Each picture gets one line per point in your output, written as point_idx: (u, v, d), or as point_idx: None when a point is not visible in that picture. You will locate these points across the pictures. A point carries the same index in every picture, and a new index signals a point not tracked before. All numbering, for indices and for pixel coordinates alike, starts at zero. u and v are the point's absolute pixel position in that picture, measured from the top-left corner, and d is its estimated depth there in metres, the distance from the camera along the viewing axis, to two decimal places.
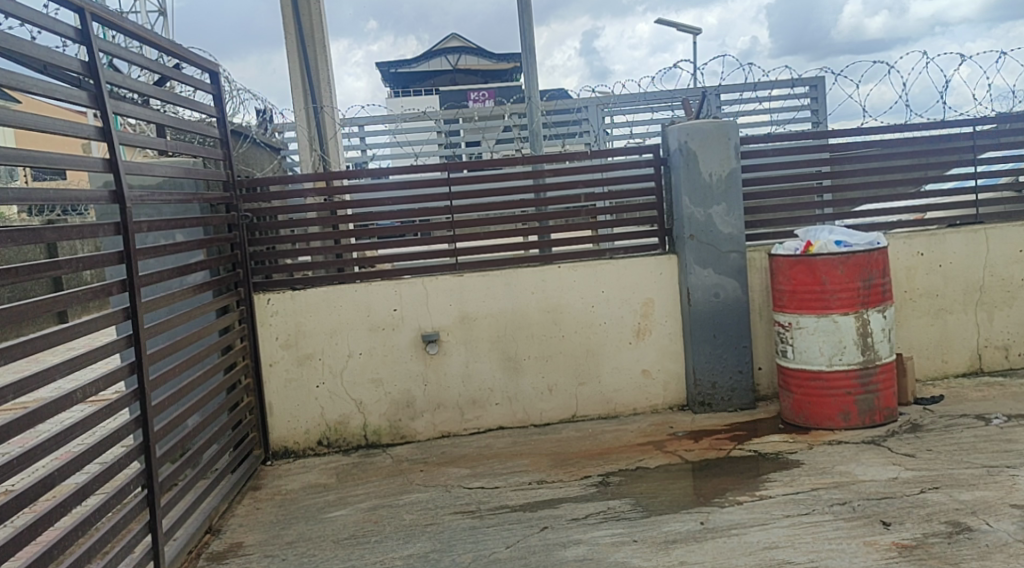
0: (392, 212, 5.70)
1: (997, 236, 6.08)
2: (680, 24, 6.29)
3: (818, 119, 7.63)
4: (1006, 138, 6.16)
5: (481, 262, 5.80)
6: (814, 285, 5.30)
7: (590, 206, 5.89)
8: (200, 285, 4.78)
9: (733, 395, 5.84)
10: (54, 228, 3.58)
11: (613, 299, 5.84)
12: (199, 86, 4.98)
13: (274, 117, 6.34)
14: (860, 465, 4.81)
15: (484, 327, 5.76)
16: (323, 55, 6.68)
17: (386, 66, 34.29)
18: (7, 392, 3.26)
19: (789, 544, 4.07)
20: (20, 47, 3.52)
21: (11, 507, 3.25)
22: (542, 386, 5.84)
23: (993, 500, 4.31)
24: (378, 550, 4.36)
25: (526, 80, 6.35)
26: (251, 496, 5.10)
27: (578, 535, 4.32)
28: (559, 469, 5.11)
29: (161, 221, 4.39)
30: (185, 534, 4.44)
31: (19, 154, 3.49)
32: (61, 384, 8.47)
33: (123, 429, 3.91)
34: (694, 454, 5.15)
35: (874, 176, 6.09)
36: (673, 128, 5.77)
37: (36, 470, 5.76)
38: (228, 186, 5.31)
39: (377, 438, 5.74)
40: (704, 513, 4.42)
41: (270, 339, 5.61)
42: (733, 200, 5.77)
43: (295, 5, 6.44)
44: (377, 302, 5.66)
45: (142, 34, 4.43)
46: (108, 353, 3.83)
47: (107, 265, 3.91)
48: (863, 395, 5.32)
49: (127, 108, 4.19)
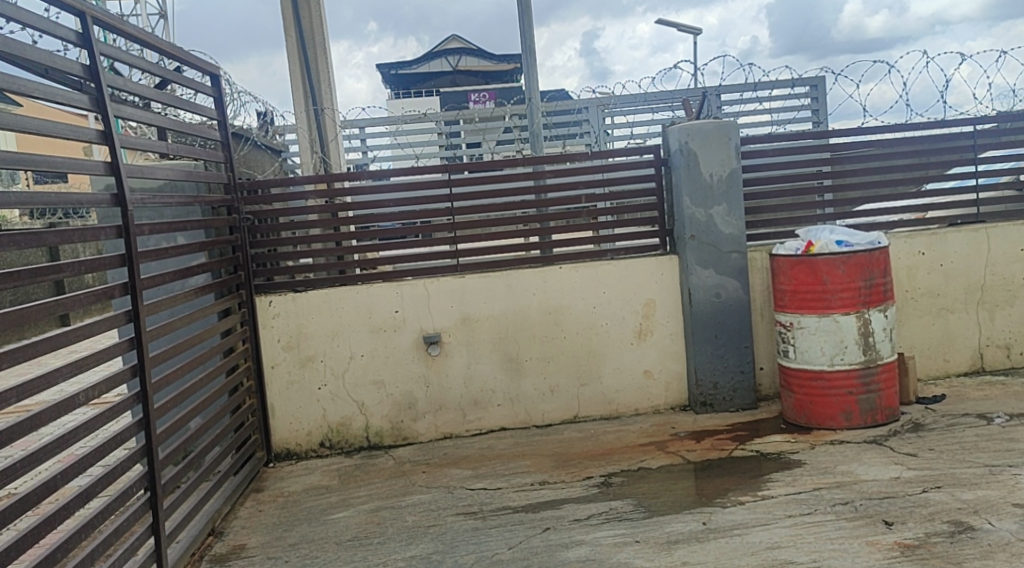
0: (393, 213, 5.69)
1: (998, 235, 6.08)
2: (680, 25, 6.30)
3: (819, 119, 7.63)
4: (1007, 137, 6.16)
5: (483, 264, 5.80)
6: (816, 285, 5.30)
7: (591, 207, 5.89)
8: (201, 288, 4.77)
9: (735, 395, 5.84)
10: (55, 231, 3.58)
11: (614, 300, 5.85)
12: (200, 89, 4.99)
13: (275, 120, 6.31)
14: (861, 465, 4.81)
15: (486, 329, 5.76)
16: (324, 57, 6.69)
17: (386, 67, 34.48)
18: (10, 396, 3.27)
19: (792, 544, 4.08)
20: (20, 51, 3.53)
21: (15, 510, 3.26)
22: (543, 387, 5.84)
23: (995, 499, 4.30)
24: (380, 552, 4.36)
25: (525, 81, 6.35)
26: (254, 498, 5.10)
27: (580, 535, 4.33)
28: (561, 470, 5.11)
29: (162, 224, 4.39)
30: (189, 535, 4.45)
31: (19, 159, 3.49)
32: (65, 387, 8.53)
33: (125, 432, 3.91)
34: (696, 454, 5.15)
35: (875, 176, 6.09)
36: (673, 128, 5.77)
37: (39, 474, 5.79)
38: (229, 188, 5.32)
39: (379, 439, 5.74)
40: (706, 513, 4.43)
41: (272, 342, 5.61)
42: (734, 201, 5.78)
43: (294, 6, 6.45)
44: (378, 304, 5.67)
45: (142, 38, 4.43)
46: (110, 356, 3.84)
47: (109, 269, 3.91)
48: (864, 395, 5.32)
49: (128, 112, 4.20)
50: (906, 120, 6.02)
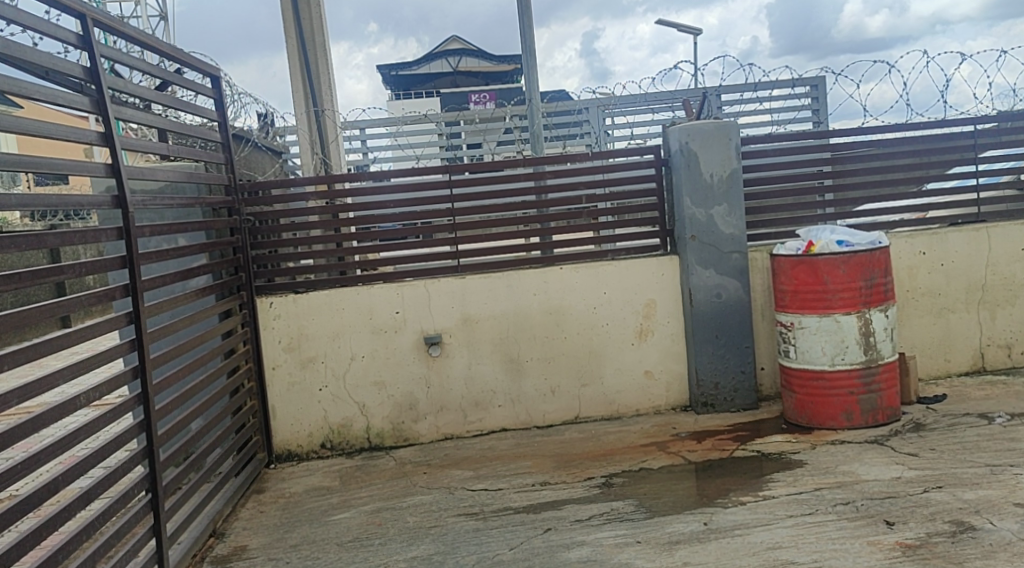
0: (394, 214, 5.68)
1: (999, 234, 6.08)
2: (681, 25, 6.30)
3: (819, 119, 7.63)
4: (1007, 137, 6.16)
5: (484, 265, 5.80)
6: (816, 285, 5.30)
7: (591, 207, 5.89)
8: (203, 289, 4.78)
9: (736, 395, 5.84)
10: (56, 233, 3.59)
11: (615, 300, 5.85)
12: (200, 91, 4.99)
13: (275, 121, 6.30)
14: (863, 465, 4.81)
15: (487, 329, 5.76)
16: (324, 59, 6.69)
17: (387, 67, 34.69)
18: (12, 398, 3.27)
19: (793, 544, 4.07)
20: (21, 54, 3.53)
21: (16, 512, 3.26)
22: (544, 388, 5.84)
23: (996, 499, 4.30)
24: (381, 553, 4.36)
25: (526, 82, 6.35)
26: (255, 499, 5.11)
27: (582, 536, 4.33)
28: (562, 471, 5.11)
29: (163, 226, 4.39)
30: (190, 537, 4.45)
31: (20, 161, 3.50)
32: (65, 389, 8.54)
33: (126, 433, 3.91)
34: (697, 455, 5.15)
35: (875, 176, 6.09)
36: (673, 129, 5.77)
37: (40, 476, 5.79)
38: (230, 190, 5.33)
39: (380, 440, 5.75)
40: (707, 513, 4.43)
41: (273, 343, 5.61)
42: (735, 200, 5.78)
43: (294, 6, 6.44)
44: (379, 305, 5.67)
45: (142, 40, 4.43)
46: (111, 358, 3.84)
47: (110, 270, 3.92)
48: (865, 395, 5.32)
49: (129, 113, 4.20)
50: (906, 120, 6.02)
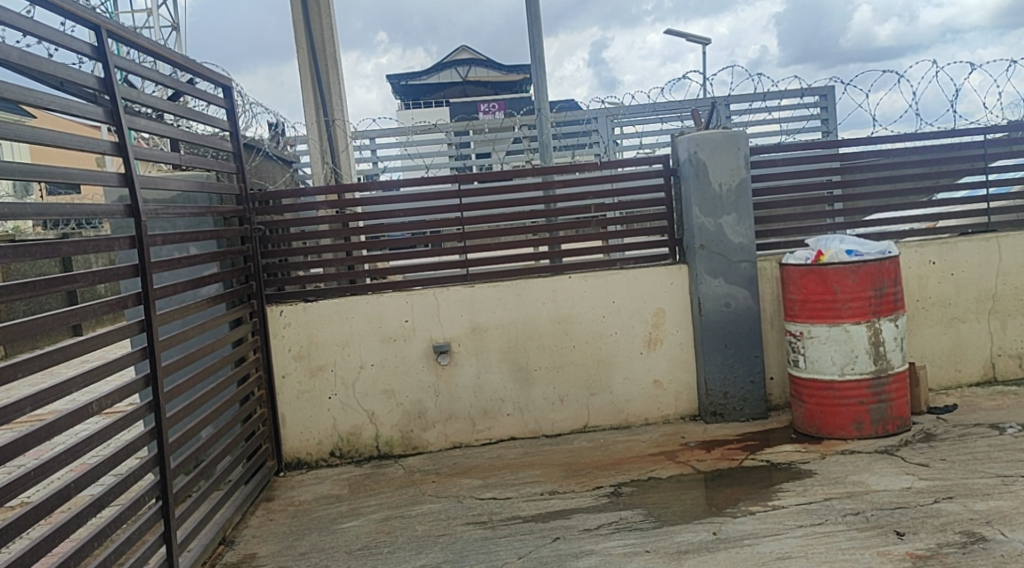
0: (404, 223, 5.74)
1: (1011, 244, 6.05)
2: (689, 35, 6.78)
3: (830, 129, 7.42)
4: (1019, 146, 6.14)
5: (493, 273, 5.82)
6: (826, 294, 5.30)
7: (600, 216, 5.91)
8: (213, 298, 4.79)
9: (745, 405, 5.82)
10: (71, 242, 3.58)
11: (623, 309, 5.85)
12: (211, 101, 5.01)
13: (286, 130, 6.42)
14: (873, 475, 4.79)
15: (495, 337, 5.78)
16: (335, 70, 6.62)
17: (398, 76, 35.10)
18: (25, 405, 3.30)
19: (802, 555, 4.06)
20: (38, 64, 3.57)
21: (29, 519, 3.27)
22: (553, 397, 5.85)
23: (1008, 510, 4.28)
24: (390, 561, 4.37)
25: (535, 91, 6.34)
26: (264, 507, 5.12)
27: (590, 545, 4.33)
28: (571, 480, 5.11)
29: (175, 234, 4.41)
30: (201, 544, 4.46)
31: (37, 171, 3.53)
32: (78, 398, 8.68)
33: (138, 441, 3.92)
34: (706, 464, 5.14)
35: (886, 185, 6.07)
36: (683, 138, 5.79)
37: (51, 483, 5.86)
38: (241, 199, 5.37)
39: (389, 448, 5.76)
40: (716, 523, 4.42)
41: (282, 351, 5.64)
42: (743, 210, 5.78)
43: (305, 9, 6.48)
44: (389, 313, 5.69)
45: (155, 51, 4.47)
46: (122, 367, 3.85)
47: (122, 279, 3.93)
48: (875, 404, 5.30)
49: (142, 123, 4.24)
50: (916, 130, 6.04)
